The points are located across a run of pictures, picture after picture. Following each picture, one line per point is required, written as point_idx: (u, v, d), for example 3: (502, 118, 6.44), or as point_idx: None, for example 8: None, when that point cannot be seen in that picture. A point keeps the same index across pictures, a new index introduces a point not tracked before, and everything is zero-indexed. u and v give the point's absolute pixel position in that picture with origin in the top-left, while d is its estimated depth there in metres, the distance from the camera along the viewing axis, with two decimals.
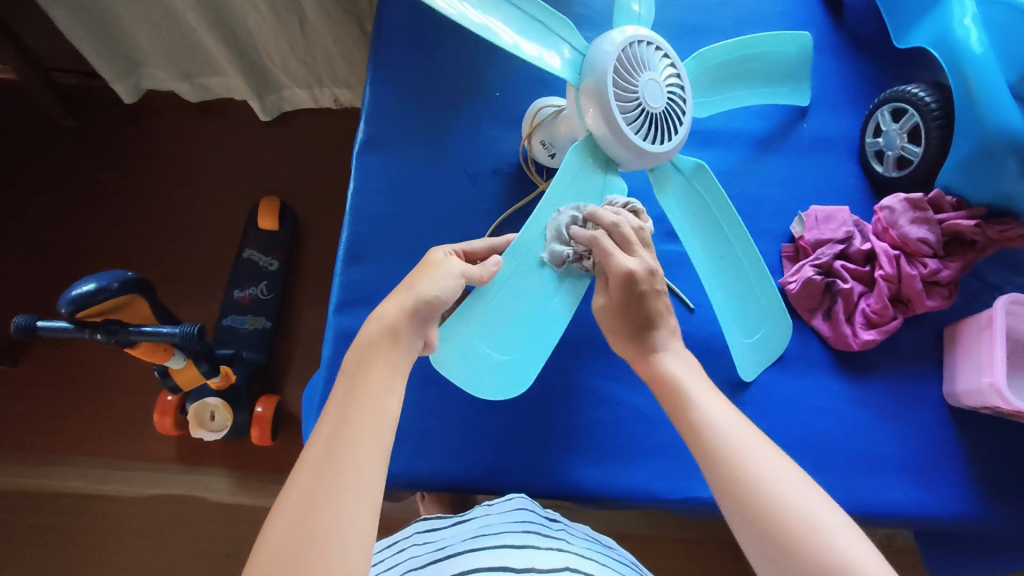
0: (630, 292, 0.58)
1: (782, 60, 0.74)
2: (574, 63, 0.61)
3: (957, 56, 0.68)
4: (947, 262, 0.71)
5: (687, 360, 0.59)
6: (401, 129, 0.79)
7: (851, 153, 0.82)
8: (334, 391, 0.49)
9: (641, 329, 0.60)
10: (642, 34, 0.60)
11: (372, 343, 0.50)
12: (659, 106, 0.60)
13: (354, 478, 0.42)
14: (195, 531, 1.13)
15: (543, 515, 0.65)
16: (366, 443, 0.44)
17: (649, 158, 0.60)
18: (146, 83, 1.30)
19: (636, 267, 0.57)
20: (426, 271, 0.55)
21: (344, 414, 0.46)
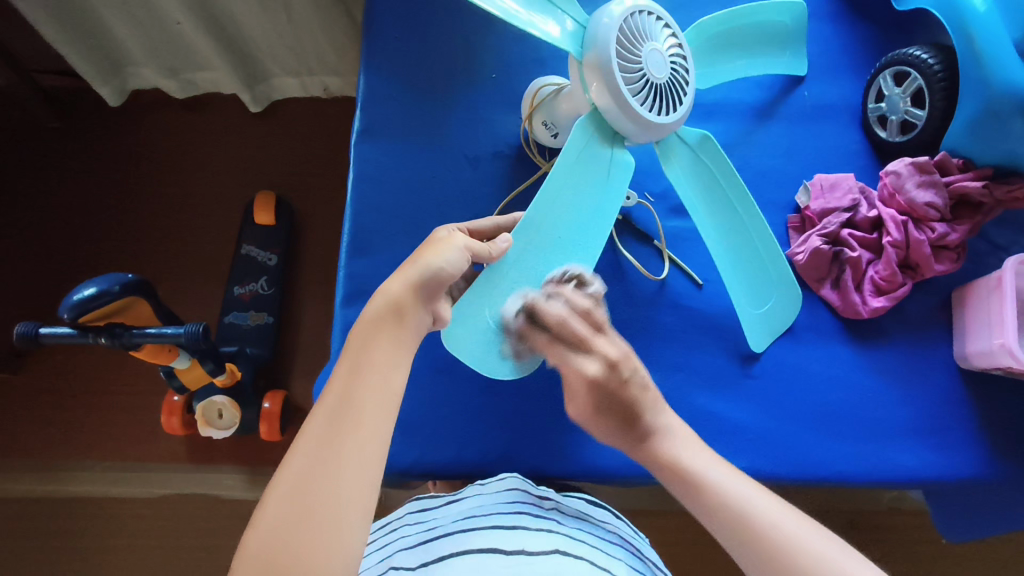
0: (602, 390, 0.62)
1: (781, 27, 0.74)
2: (575, 34, 0.59)
3: (959, 15, 0.66)
4: (954, 225, 0.70)
5: (683, 438, 0.62)
6: (398, 116, 0.78)
7: (853, 119, 0.81)
8: (340, 361, 0.48)
9: (628, 420, 0.62)
10: (643, 4, 0.60)
11: (376, 317, 0.49)
12: (663, 77, 0.59)
13: (356, 456, 0.42)
14: (210, 528, 1.14)
15: (535, 494, 0.63)
16: (369, 421, 0.44)
17: (657, 129, 0.60)
18: (132, 82, 1.29)
19: (597, 369, 0.61)
20: (426, 250, 0.53)
21: (349, 388, 0.45)
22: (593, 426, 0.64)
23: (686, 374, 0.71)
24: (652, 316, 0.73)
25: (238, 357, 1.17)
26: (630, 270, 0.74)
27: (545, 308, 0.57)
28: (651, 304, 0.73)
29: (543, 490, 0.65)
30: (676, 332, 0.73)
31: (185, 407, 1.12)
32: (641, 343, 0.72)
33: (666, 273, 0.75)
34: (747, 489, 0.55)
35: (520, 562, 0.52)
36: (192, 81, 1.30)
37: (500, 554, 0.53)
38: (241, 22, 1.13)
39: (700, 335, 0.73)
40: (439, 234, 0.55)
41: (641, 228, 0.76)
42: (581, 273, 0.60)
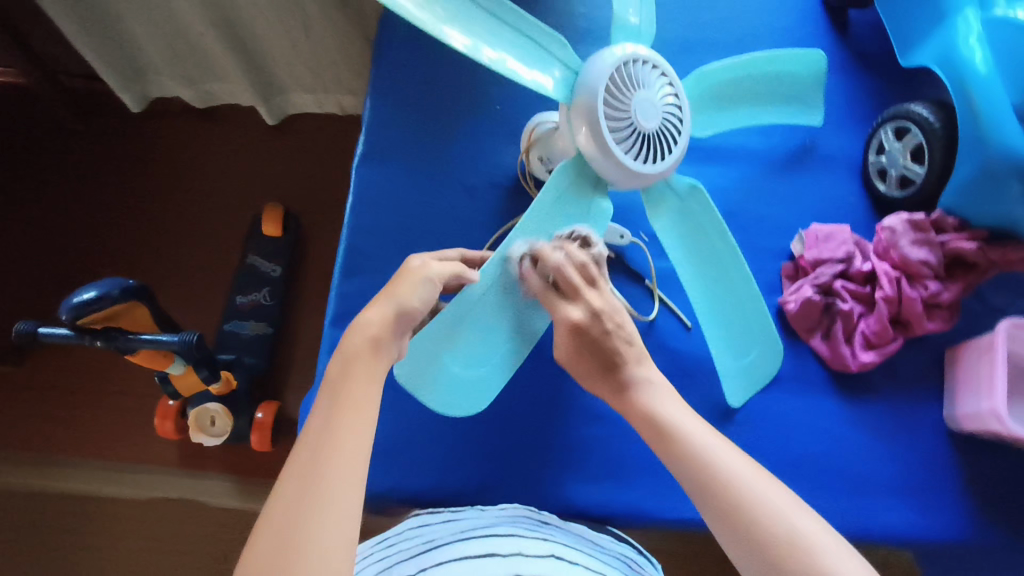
0: (583, 336, 0.59)
1: (789, 75, 0.73)
2: (565, 83, 0.63)
3: (961, 76, 0.66)
4: (947, 284, 0.70)
5: (667, 392, 0.59)
6: (400, 142, 0.79)
7: (853, 171, 0.81)
8: (320, 400, 0.49)
9: (608, 368, 0.60)
10: (638, 54, 0.61)
11: (355, 353, 0.50)
12: (652, 125, 0.61)
13: (340, 487, 0.43)
14: (193, 535, 1.14)
15: (536, 516, 0.64)
16: (347, 452, 0.44)
17: (639, 178, 0.61)
18: (154, 89, 1.33)
19: (578, 316, 0.58)
20: (400, 285, 0.54)
21: (330, 424, 0.46)
22: (574, 367, 0.62)
23: None
24: None
25: (234, 366, 1.18)
26: None
27: (548, 257, 0.59)
28: None
29: (545, 513, 0.66)
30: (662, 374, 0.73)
31: (180, 412, 1.14)
32: None
33: (656, 313, 0.74)
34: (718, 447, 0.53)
35: (517, 563, 0.53)
36: (211, 92, 1.33)
37: (496, 558, 0.53)
38: (261, 38, 1.16)
39: (686, 378, 0.73)
40: (410, 267, 0.56)
41: (634, 268, 0.76)
42: (588, 235, 0.63)
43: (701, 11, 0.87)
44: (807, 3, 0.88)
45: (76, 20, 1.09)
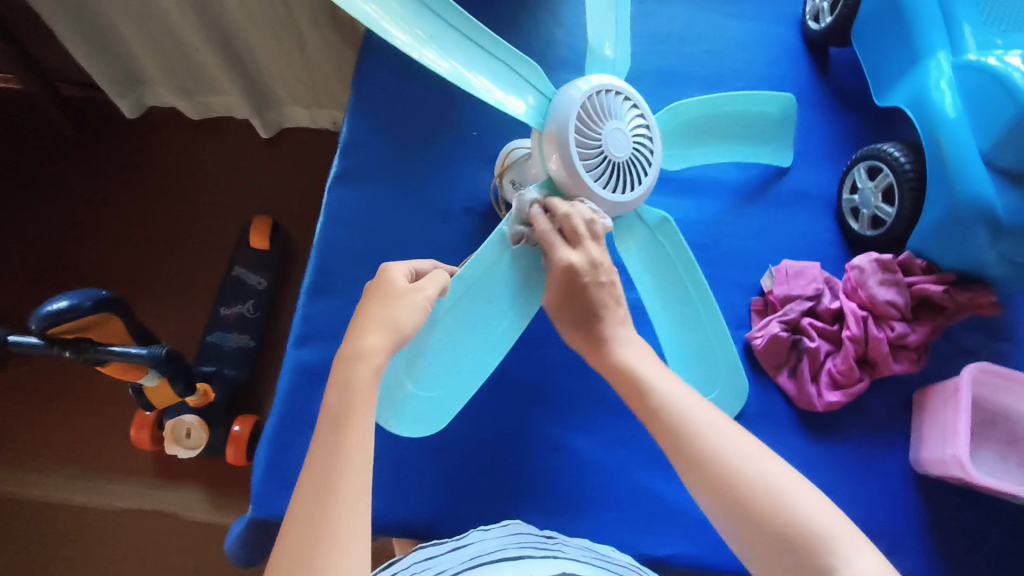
0: (572, 285, 0.61)
1: (763, 114, 0.75)
2: (538, 110, 0.63)
3: (931, 118, 0.66)
4: (915, 326, 0.69)
5: (641, 350, 0.61)
6: (376, 164, 0.78)
7: (828, 208, 0.81)
8: (317, 435, 0.47)
9: (587, 319, 0.62)
10: (611, 84, 0.62)
11: (347, 377, 0.48)
12: (623, 154, 0.62)
13: (350, 529, 0.40)
14: (165, 547, 1.13)
15: (539, 534, 0.62)
16: (349, 478, 0.43)
17: (610, 206, 0.62)
18: (150, 99, 1.34)
19: (576, 261, 0.60)
20: (391, 303, 0.52)
21: (329, 456, 0.44)
22: (557, 316, 0.64)
23: (630, 451, 0.73)
24: (601, 385, 0.75)
25: (214, 377, 1.17)
26: None
27: (559, 207, 0.61)
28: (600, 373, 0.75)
29: (549, 532, 0.64)
30: None
31: (156, 423, 1.13)
32: (584, 410, 0.74)
33: None
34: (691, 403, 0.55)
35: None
36: (205, 104, 1.35)
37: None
38: (255, 52, 1.17)
39: None
40: (398, 282, 0.54)
41: None
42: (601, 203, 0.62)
43: (684, 42, 0.87)
44: (789, 38, 0.89)
45: (71, 29, 1.11)
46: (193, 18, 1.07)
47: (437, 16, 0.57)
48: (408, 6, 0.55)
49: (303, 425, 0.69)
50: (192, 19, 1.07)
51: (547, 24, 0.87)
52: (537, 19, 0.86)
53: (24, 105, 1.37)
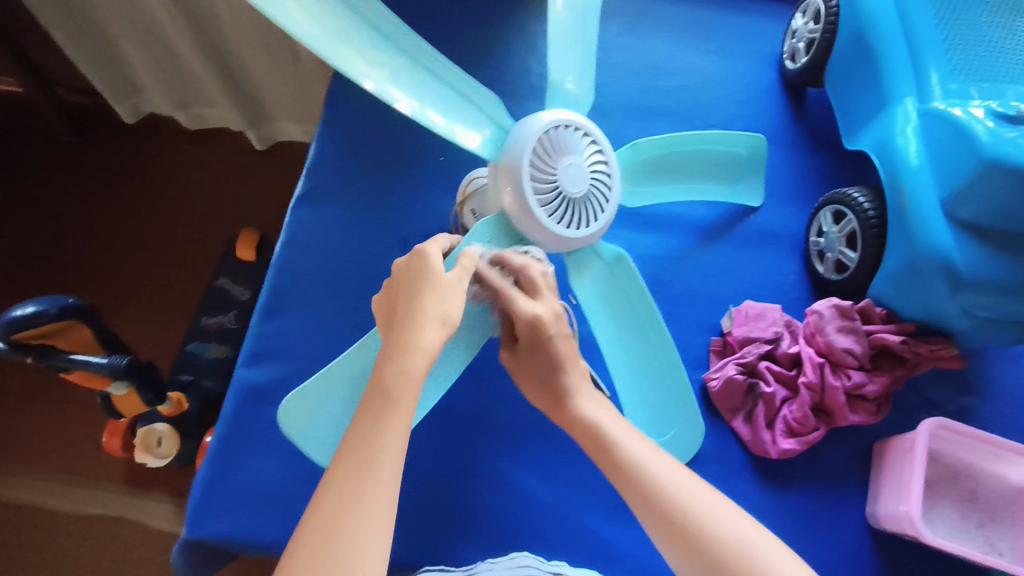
0: (539, 337, 0.59)
1: (732, 155, 0.75)
2: (495, 141, 0.63)
3: (894, 168, 0.66)
4: (872, 376, 0.67)
5: (601, 402, 0.59)
6: (340, 186, 0.78)
7: (795, 250, 0.80)
8: (364, 401, 0.47)
9: (551, 373, 0.60)
10: (566, 117, 0.62)
11: (399, 352, 0.47)
12: (579, 190, 0.61)
13: (375, 519, 0.41)
14: (126, 556, 1.12)
15: (547, 569, 0.61)
16: (386, 457, 0.44)
17: (565, 240, 0.61)
18: (147, 107, 1.36)
19: (544, 313, 0.59)
20: (434, 288, 0.50)
21: (370, 429, 0.45)
22: (518, 374, 0.62)
23: (577, 490, 0.71)
24: (553, 422, 0.73)
25: (190, 387, 1.17)
26: None
27: (512, 259, 0.59)
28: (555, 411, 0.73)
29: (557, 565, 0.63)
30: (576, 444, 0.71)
31: (128, 430, 1.13)
32: (535, 445, 0.72)
33: None
34: (658, 461, 0.52)
35: None
36: (201, 115, 1.36)
37: None
38: (249, 67, 1.19)
39: None
40: (438, 266, 0.51)
41: None
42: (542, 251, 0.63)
43: (659, 77, 0.86)
44: (767, 77, 0.88)
45: (69, 37, 1.12)
46: (188, 31, 1.08)
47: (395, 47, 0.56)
48: (366, 35, 0.54)
49: (246, 445, 0.67)
50: (186, 32, 1.09)
51: (524, 53, 0.87)
52: (515, 48, 0.87)
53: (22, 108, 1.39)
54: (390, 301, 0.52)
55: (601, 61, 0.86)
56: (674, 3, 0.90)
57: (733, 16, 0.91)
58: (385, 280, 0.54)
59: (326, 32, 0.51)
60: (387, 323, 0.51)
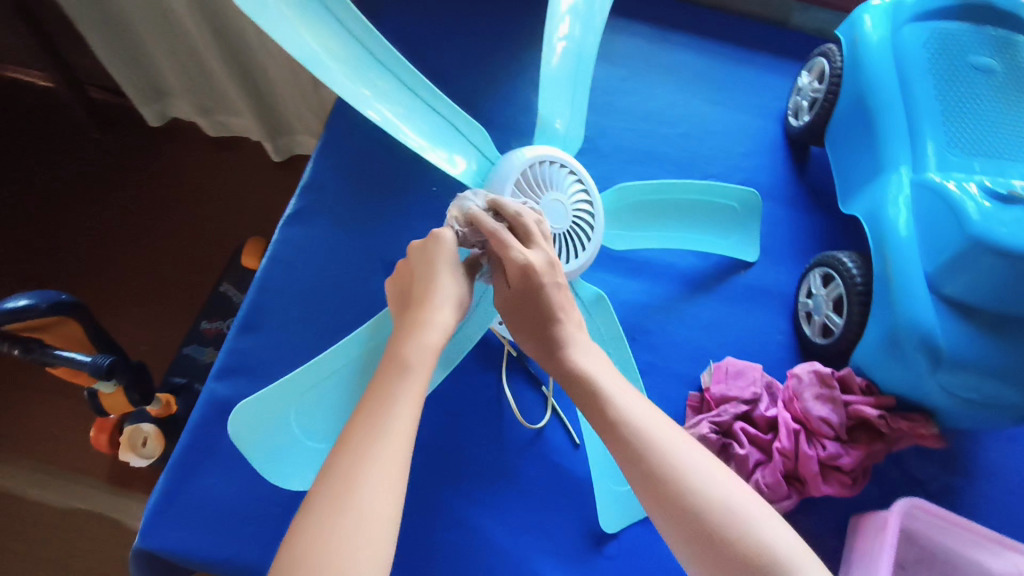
0: (528, 288, 0.55)
1: (726, 209, 0.74)
2: (480, 172, 0.64)
3: (883, 237, 0.65)
4: (848, 448, 0.65)
5: (596, 354, 0.57)
6: (332, 208, 0.79)
7: (784, 308, 0.78)
8: (377, 377, 0.49)
9: (542, 326, 0.57)
10: (552, 154, 0.62)
11: (411, 326, 0.51)
12: (560, 226, 0.61)
13: (382, 481, 0.41)
14: (95, 552, 1.10)
15: None
16: (401, 418, 0.45)
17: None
18: (172, 111, 1.38)
19: (535, 260, 0.55)
20: (444, 269, 0.54)
21: (385, 393, 0.46)
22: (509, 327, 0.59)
23: (534, 536, 0.66)
24: (515, 465, 0.69)
25: (182, 389, 1.17)
26: (507, 410, 0.71)
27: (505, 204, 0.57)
28: (519, 454, 0.69)
29: None
30: (538, 488, 0.68)
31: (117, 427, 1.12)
32: (498, 489, 0.67)
33: (545, 422, 0.71)
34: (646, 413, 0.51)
35: None
36: (223, 123, 1.37)
37: None
38: (274, 83, 1.22)
39: (560, 495, 0.69)
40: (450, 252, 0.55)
41: (534, 371, 0.74)
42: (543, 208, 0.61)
43: (662, 123, 0.86)
44: (771, 132, 0.88)
45: (101, 39, 1.16)
46: (214, 42, 1.11)
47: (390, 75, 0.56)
48: (365, 62, 0.54)
49: (206, 459, 0.67)
50: (212, 43, 1.11)
51: (528, 91, 0.87)
52: (520, 86, 0.87)
53: (49, 101, 1.43)
54: (404, 280, 0.57)
55: (604, 103, 0.86)
56: (683, 51, 0.91)
57: (742, 68, 0.91)
58: (397, 265, 0.58)
59: (326, 54, 0.51)
60: (401, 300, 0.56)
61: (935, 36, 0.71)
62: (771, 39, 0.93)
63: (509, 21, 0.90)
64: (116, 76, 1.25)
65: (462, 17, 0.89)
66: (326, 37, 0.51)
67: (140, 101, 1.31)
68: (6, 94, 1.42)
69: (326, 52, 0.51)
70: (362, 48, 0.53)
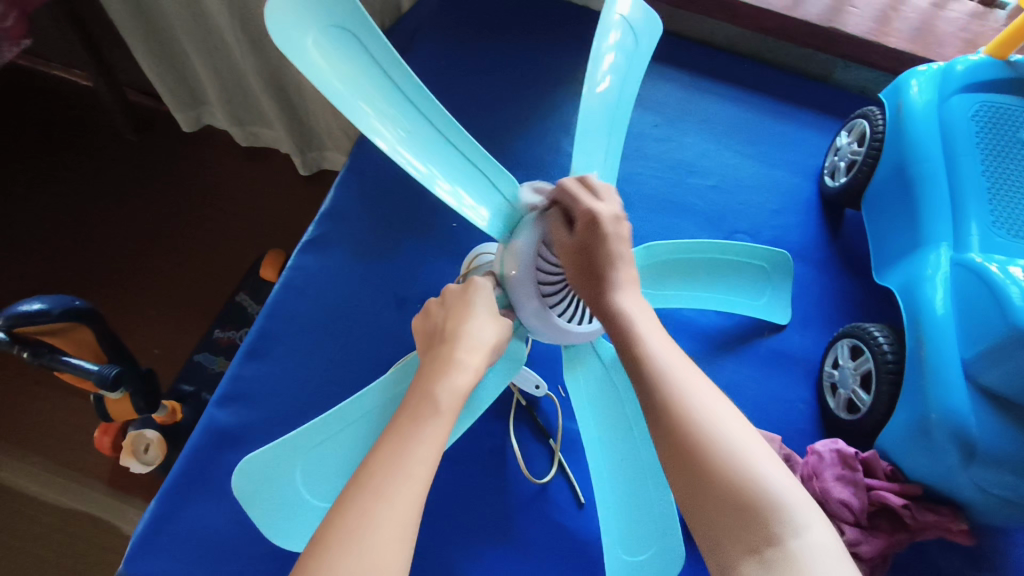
0: (597, 230, 0.53)
1: (755, 270, 0.71)
2: (505, 223, 0.58)
3: (918, 315, 0.62)
4: (868, 535, 0.61)
5: (648, 317, 0.52)
6: (349, 239, 0.78)
7: (808, 377, 0.75)
8: (402, 412, 0.45)
9: (602, 272, 0.53)
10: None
11: (442, 366, 0.47)
12: None
13: (393, 529, 0.37)
14: (88, 556, 1.08)
15: None
16: (421, 463, 0.41)
17: (560, 334, 0.57)
18: (206, 120, 1.39)
19: (606, 208, 0.54)
20: (481, 314, 0.51)
21: (404, 437, 0.42)
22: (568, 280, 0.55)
23: None
24: (516, 521, 0.66)
25: (188, 398, 1.16)
26: (512, 461, 0.69)
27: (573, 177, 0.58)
28: (521, 508, 0.67)
29: None
30: (539, 547, 0.65)
31: (122, 431, 1.10)
32: (497, 546, 0.65)
33: (550, 478, 0.68)
34: (688, 376, 0.47)
35: None
36: (255, 134, 1.38)
37: None
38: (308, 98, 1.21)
39: (562, 557, 0.65)
40: (487, 298, 0.52)
41: (541, 423, 0.71)
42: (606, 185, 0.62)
43: (693, 173, 0.84)
44: (804, 190, 0.85)
45: (144, 44, 1.17)
46: (253, 58, 1.11)
47: (416, 109, 0.51)
48: (386, 91, 0.49)
49: (198, 488, 0.65)
50: (251, 60, 1.12)
51: (557, 132, 0.86)
52: (548, 126, 0.86)
53: (87, 102, 1.45)
54: (434, 320, 0.52)
55: (634, 150, 0.84)
56: (720, 101, 0.89)
57: (778, 123, 0.89)
58: (427, 302, 0.53)
59: (346, 86, 0.46)
60: (429, 338, 0.50)
61: (985, 108, 0.69)
62: (810, 94, 0.91)
63: (542, 61, 0.90)
64: (155, 83, 1.26)
65: (496, 56, 0.89)
66: (346, 67, 0.47)
67: (177, 107, 1.32)
68: (47, 92, 1.44)
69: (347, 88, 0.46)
70: (386, 78, 0.49)
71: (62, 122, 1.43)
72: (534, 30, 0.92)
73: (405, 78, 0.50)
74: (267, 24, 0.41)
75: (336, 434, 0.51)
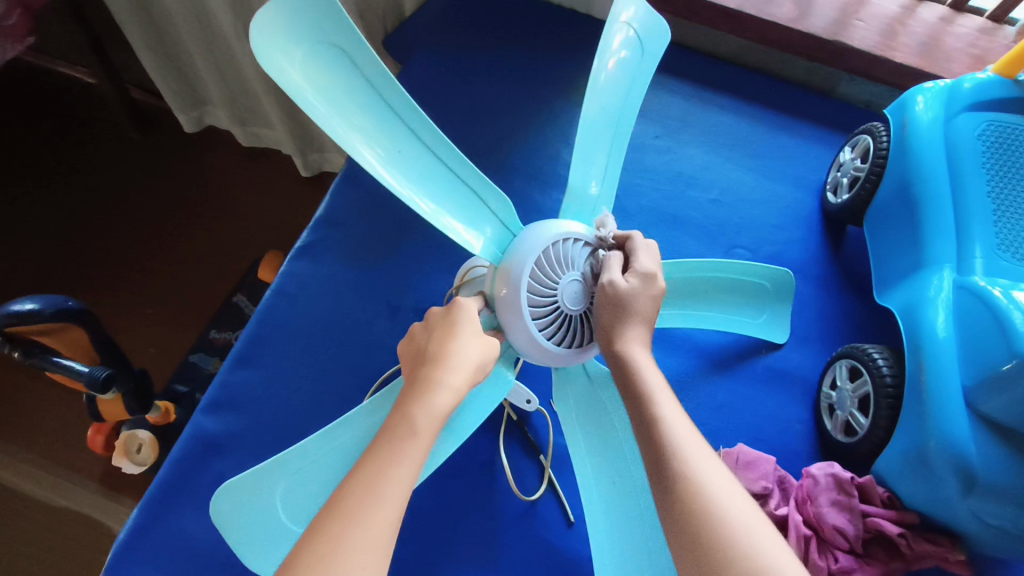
0: (630, 309, 0.55)
1: (755, 289, 0.70)
2: (497, 244, 0.58)
3: (919, 337, 0.61)
4: (863, 563, 0.59)
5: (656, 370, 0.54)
6: (343, 246, 0.77)
7: (806, 396, 0.73)
8: (379, 435, 0.43)
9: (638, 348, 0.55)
10: (577, 232, 0.58)
11: (421, 387, 0.46)
12: (578, 307, 0.57)
13: (365, 558, 0.36)
14: (78, 555, 1.07)
15: None
16: (396, 488, 0.40)
17: (552, 357, 0.56)
18: (208, 120, 1.39)
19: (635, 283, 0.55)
20: (466, 334, 0.49)
21: (380, 460, 0.41)
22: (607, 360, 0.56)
23: None
24: (505, 538, 0.65)
25: (181, 399, 1.15)
26: (501, 476, 0.68)
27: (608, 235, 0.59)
28: (510, 526, 0.65)
29: None
30: (528, 566, 0.64)
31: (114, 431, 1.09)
32: (485, 563, 0.63)
33: (539, 495, 0.67)
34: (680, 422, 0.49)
35: None
36: (256, 135, 1.37)
37: None
38: None
39: None
40: (473, 316, 0.51)
41: (532, 438, 0.70)
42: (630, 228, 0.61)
43: (693, 186, 0.83)
44: (806, 205, 0.84)
45: (146, 45, 1.17)
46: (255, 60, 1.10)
47: (408, 132, 0.50)
48: (378, 113, 0.48)
49: (182, 497, 0.64)
50: (253, 62, 1.11)
51: (557, 141, 0.85)
52: (547, 135, 0.85)
53: (90, 99, 1.45)
54: (417, 343, 0.51)
55: (634, 161, 0.83)
56: (722, 112, 0.88)
57: (782, 136, 0.87)
58: (412, 326, 0.52)
59: (336, 111, 0.45)
60: (413, 360, 0.49)
61: (991, 127, 0.67)
62: (815, 108, 0.90)
63: (544, 69, 0.89)
64: (158, 84, 1.26)
65: (497, 62, 0.88)
66: (341, 93, 0.46)
67: (178, 108, 1.31)
68: (50, 89, 1.44)
69: (335, 108, 0.45)
70: (378, 100, 0.48)
71: (63, 119, 1.43)
72: (535, 36, 0.91)
73: (399, 99, 0.49)
74: (254, 49, 0.40)
75: (313, 459, 0.49)
